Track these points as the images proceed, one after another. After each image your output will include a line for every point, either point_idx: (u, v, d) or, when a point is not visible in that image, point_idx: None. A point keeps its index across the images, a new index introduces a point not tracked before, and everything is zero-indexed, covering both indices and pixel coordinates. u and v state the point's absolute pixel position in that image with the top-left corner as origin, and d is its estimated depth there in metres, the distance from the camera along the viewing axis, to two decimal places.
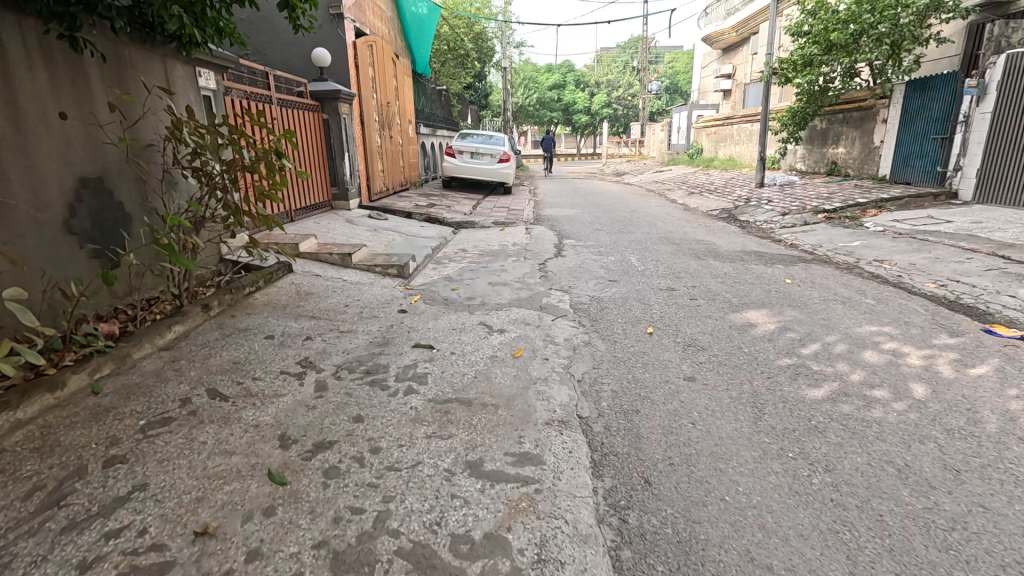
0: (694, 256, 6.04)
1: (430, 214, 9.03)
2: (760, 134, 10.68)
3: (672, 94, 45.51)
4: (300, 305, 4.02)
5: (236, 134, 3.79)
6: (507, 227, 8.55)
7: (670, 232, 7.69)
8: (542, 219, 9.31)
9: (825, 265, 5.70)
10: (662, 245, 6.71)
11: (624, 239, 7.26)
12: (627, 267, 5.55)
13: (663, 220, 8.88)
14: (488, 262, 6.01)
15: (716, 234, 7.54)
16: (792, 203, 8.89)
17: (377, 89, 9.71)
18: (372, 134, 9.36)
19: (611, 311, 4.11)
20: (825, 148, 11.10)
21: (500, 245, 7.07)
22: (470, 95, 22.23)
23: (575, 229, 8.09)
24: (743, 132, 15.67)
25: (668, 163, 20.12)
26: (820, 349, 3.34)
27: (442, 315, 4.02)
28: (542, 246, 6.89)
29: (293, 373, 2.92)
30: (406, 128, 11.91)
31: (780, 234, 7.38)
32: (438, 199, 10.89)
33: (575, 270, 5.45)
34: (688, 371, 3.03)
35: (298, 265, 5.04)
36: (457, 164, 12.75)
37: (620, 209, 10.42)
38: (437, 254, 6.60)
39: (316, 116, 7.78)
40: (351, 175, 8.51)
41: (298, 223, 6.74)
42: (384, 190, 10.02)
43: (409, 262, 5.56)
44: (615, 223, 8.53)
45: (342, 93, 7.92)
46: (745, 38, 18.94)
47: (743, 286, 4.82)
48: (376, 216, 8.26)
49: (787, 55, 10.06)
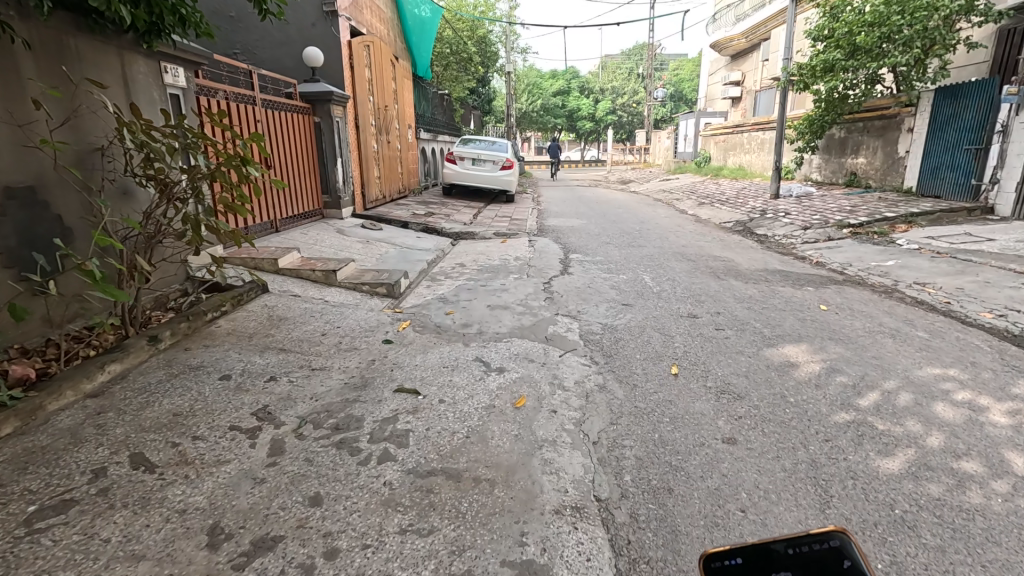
0: (713, 275, 5.53)
1: (427, 224, 8.53)
2: (776, 143, 10.17)
3: (676, 101, 45.15)
4: (270, 334, 3.49)
5: (198, 137, 3.26)
6: (509, 239, 8.03)
7: (684, 246, 7.17)
8: (546, 230, 8.80)
9: (860, 287, 5.17)
10: (677, 262, 6.20)
11: (635, 253, 6.74)
12: (641, 287, 5.02)
13: (675, 233, 8.37)
14: (488, 280, 5.49)
15: (734, 250, 7.02)
16: (812, 216, 8.37)
17: (375, 93, 9.27)
18: (368, 138, 8.89)
19: (627, 344, 3.58)
20: (844, 158, 10.57)
21: (502, 259, 6.55)
22: (472, 100, 21.84)
23: (582, 242, 7.57)
24: (754, 141, 15.15)
25: (675, 171, 19.61)
26: (880, 399, 2.80)
27: (433, 347, 3.50)
28: (547, 261, 6.38)
29: (245, 430, 2.39)
30: (405, 133, 11.47)
31: (803, 250, 6.85)
32: (437, 207, 10.39)
33: (584, 291, 4.93)
34: (726, 431, 2.49)
35: (275, 284, 4.53)
36: (458, 171, 12.27)
37: (629, 220, 9.91)
38: (433, 269, 6.09)
39: (306, 119, 7.30)
40: (344, 182, 8.03)
41: (283, 234, 6.24)
42: (381, 198, 9.57)
43: (401, 281, 5.05)
44: (625, 236, 8.02)
45: (335, 95, 7.45)
46: (756, 44, 18.46)
47: (773, 313, 4.29)
48: (370, 226, 7.76)
49: (806, 61, 9.58)
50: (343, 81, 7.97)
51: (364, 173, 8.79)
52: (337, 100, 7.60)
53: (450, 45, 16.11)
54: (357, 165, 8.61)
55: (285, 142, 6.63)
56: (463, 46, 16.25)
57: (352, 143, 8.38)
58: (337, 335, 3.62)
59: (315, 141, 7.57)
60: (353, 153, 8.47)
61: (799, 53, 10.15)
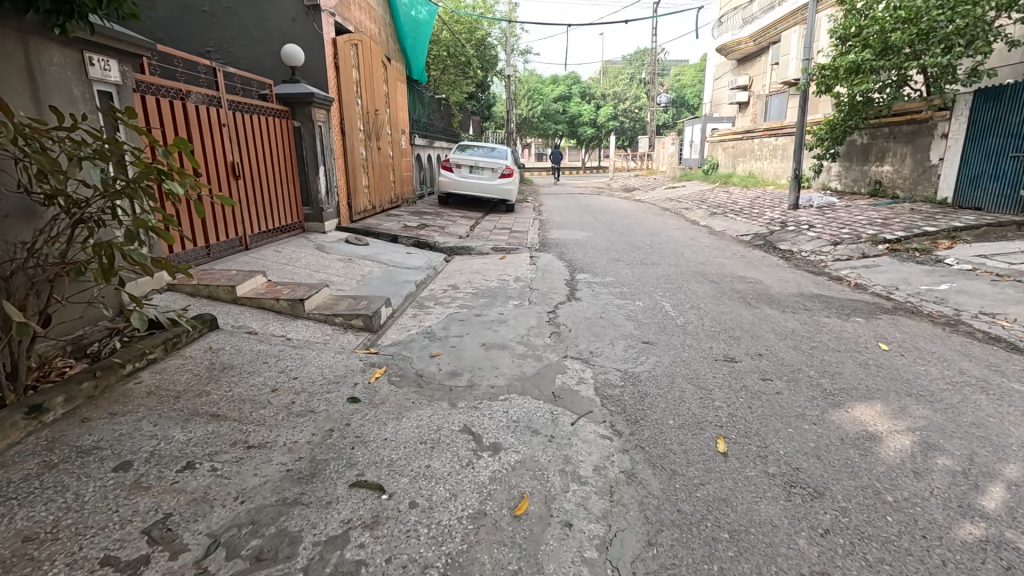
0: (743, 303, 4.80)
1: (419, 238, 7.81)
2: (796, 150, 9.47)
3: (679, 107, 44.65)
4: (204, 393, 2.75)
5: (106, 142, 2.51)
6: (509, 255, 7.31)
7: (702, 264, 6.46)
8: (549, 244, 8.09)
9: (916, 317, 4.45)
10: (698, 285, 5.49)
11: (649, 274, 6.03)
12: (662, 318, 4.30)
13: (691, 248, 7.67)
14: (484, 307, 4.77)
15: (759, 268, 6.31)
16: (840, 229, 7.67)
17: (364, 96, 8.61)
18: (355, 145, 8.19)
19: (656, 405, 2.84)
20: (868, 166, 9.87)
21: (500, 280, 5.83)
22: (471, 106, 21.27)
23: (589, 259, 6.85)
24: (766, 148, 14.46)
25: (681, 178, 18.94)
26: (1009, 499, 2.06)
27: (410, 410, 2.76)
28: (550, 282, 5.66)
29: (124, 566, 1.65)
30: (398, 139, 10.80)
31: (837, 269, 6.14)
32: (431, 219, 9.68)
33: (597, 323, 4.21)
34: (814, 561, 1.75)
35: (230, 318, 3.81)
36: (455, 179, 11.59)
37: (638, 232, 9.21)
38: (422, 293, 5.36)
39: (283, 123, 6.63)
40: (327, 192, 7.34)
41: (253, 252, 5.52)
42: (370, 209, 8.88)
43: (381, 311, 4.32)
44: (636, 251, 7.30)
45: (316, 96, 6.77)
46: (765, 47, 17.84)
47: (826, 354, 3.56)
48: (356, 241, 7.05)
49: (828, 61, 8.91)
50: (328, 82, 7.31)
51: (352, 182, 8.11)
52: (319, 103, 6.93)
53: (448, 48, 15.60)
54: (343, 173, 7.93)
55: (256, 149, 5.94)
56: (462, 49, 15.89)
57: (337, 150, 7.70)
58: (291, 391, 2.88)
59: (294, 147, 6.89)
60: (339, 161, 7.79)
61: (819, 54, 9.51)
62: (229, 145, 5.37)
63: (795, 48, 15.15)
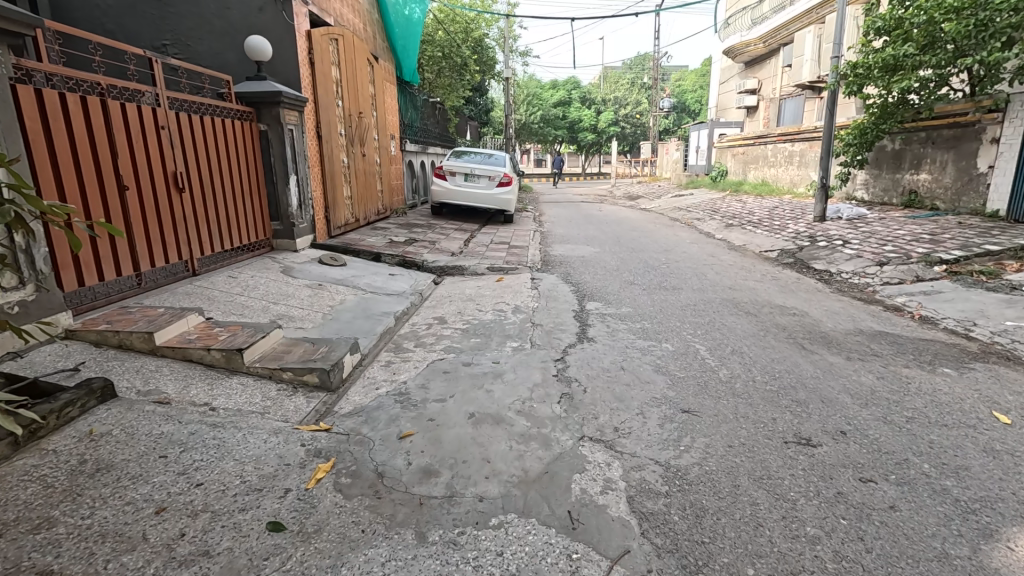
0: (795, 345, 3.90)
1: (406, 256, 6.91)
2: (823, 156, 8.60)
3: (679, 112, 43.91)
4: (44, 525, 1.83)
5: None
6: (507, 276, 6.42)
7: (730, 290, 5.57)
8: (552, 262, 7.19)
9: (1020, 367, 3.54)
10: (733, 319, 4.59)
11: (672, 302, 5.14)
12: (701, 372, 3.40)
13: (712, 268, 6.78)
14: (476, 352, 3.86)
15: (799, 296, 5.42)
16: (881, 246, 6.80)
17: (346, 97, 7.76)
18: (334, 151, 7.30)
19: (723, 535, 1.92)
20: (900, 174, 9.00)
21: (496, 311, 4.92)
22: (467, 111, 20.44)
23: (600, 282, 5.95)
24: (780, 154, 13.58)
25: (688, 186, 18.09)
26: None
27: (355, 549, 1.84)
28: (556, 313, 4.76)
29: None
30: (387, 145, 9.95)
31: (891, 297, 5.25)
32: (421, 232, 8.78)
33: (620, 378, 3.30)
34: None
35: (137, 380, 2.90)
36: (448, 188, 10.71)
37: (650, 247, 8.32)
38: (401, 330, 4.46)
39: (244, 125, 5.74)
40: (299, 205, 6.45)
41: (200, 281, 4.61)
42: (352, 223, 8.01)
43: (344, 361, 3.42)
44: (651, 272, 6.41)
45: (285, 95, 5.89)
46: (775, 49, 17.02)
47: (933, 433, 2.65)
48: (330, 262, 6.14)
49: (861, 58, 8.06)
50: (301, 80, 6.46)
51: (331, 193, 7.23)
52: (289, 103, 6.06)
53: (442, 48, 14.67)
54: (321, 182, 7.06)
55: (208, 156, 5.07)
56: (457, 48, 14.94)
57: (313, 157, 6.83)
58: (186, 513, 1.96)
59: (258, 154, 6.01)
60: (316, 169, 6.92)
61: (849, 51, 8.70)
62: (168, 152, 4.49)
63: (809, 49, 14.31)
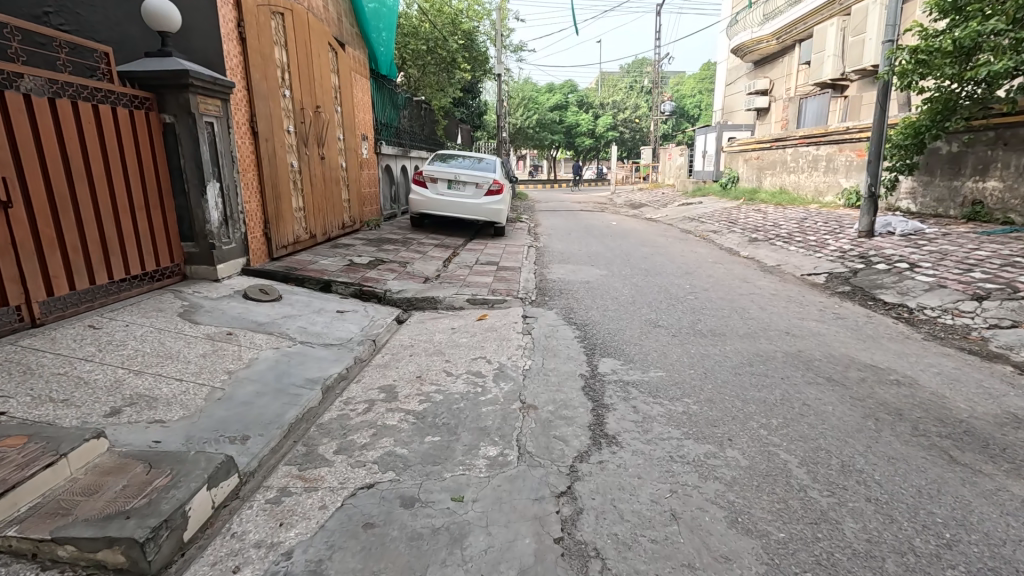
0: (937, 453, 2.48)
1: (364, 286, 5.45)
2: (872, 160, 7.23)
3: (678, 117, 42.78)
4: None
5: None
6: (491, 313, 4.96)
7: (790, 338, 4.14)
8: (550, 292, 5.75)
9: None
10: (814, 392, 3.16)
11: (716, 359, 3.70)
12: (814, 528, 1.95)
13: (752, 300, 5.36)
14: (428, 470, 2.38)
15: (885, 346, 4.00)
16: (963, 272, 5.40)
17: (296, 86, 6.36)
18: (276, 151, 5.83)
19: None
20: (958, 181, 7.65)
21: (470, 376, 3.46)
22: (456, 113, 19.03)
23: (613, 325, 4.50)
24: (802, 159, 12.18)
25: (695, 194, 16.71)
26: None
27: None
28: (556, 382, 3.29)
29: None
30: (355, 146, 8.53)
31: (1014, 351, 3.84)
32: (391, 250, 7.32)
33: (674, 550, 1.84)
34: None
35: None
36: (429, 197, 9.29)
37: (667, 268, 6.90)
38: (326, 415, 2.99)
39: (137, 115, 4.28)
40: (221, 220, 5.00)
41: (33, 340, 3.15)
42: (304, 240, 6.56)
43: (189, 510, 1.97)
44: (677, 308, 4.97)
45: (194, 76, 4.45)
46: (791, 46, 15.75)
47: None
48: (258, 296, 4.68)
49: (924, 41, 6.75)
50: (226, 60, 5.05)
51: (272, 203, 5.79)
52: (201, 87, 4.62)
53: (427, 41, 13.39)
54: (259, 191, 5.61)
55: (67, 156, 3.62)
56: (445, 41, 13.56)
57: (247, 159, 5.39)
58: None
59: (161, 153, 4.55)
60: (253, 173, 5.48)
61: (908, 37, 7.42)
62: None
63: (830, 44, 13.00)
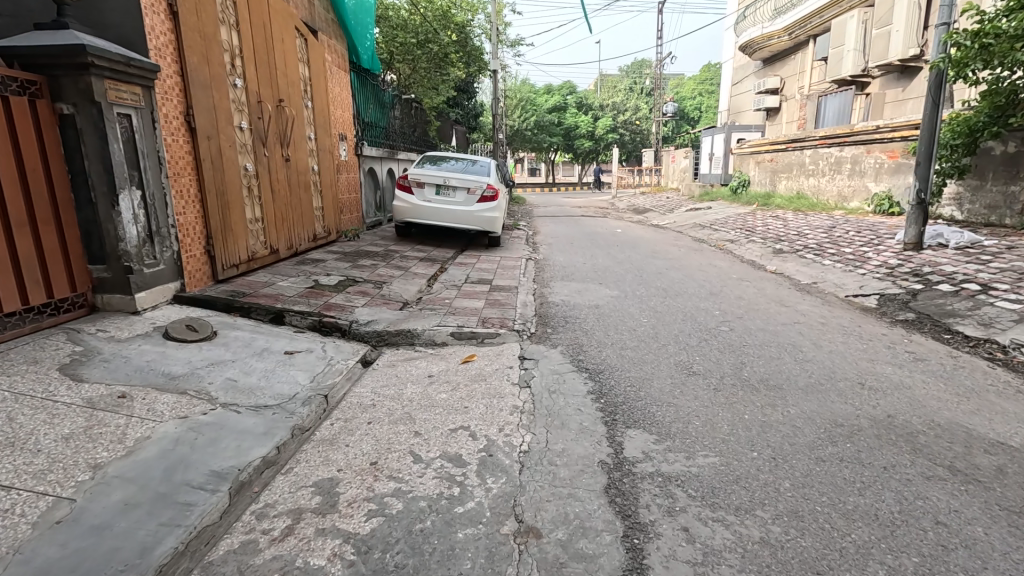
0: None
1: (326, 316, 4.45)
2: (922, 162, 6.28)
3: (679, 119, 42.06)
4: None
5: None
6: (480, 353, 3.97)
7: (867, 395, 3.16)
8: (552, 320, 4.78)
9: None
10: (941, 495, 2.18)
11: (782, 430, 2.72)
12: None
13: (799, 332, 4.40)
14: None
15: (997, 407, 3.03)
16: None
17: (250, 74, 5.36)
18: (220, 151, 4.82)
19: None
20: (1017, 187, 6.71)
21: (444, 464, 2.47)
22: (450, 114, 18.09)
23: (636, 373, 3.52)
24: (823, 161, 11.26)
25: (703, 198, 15.77)
26: None
27: None
28: (566, 479, 2.31)
29: None
30: (331, 146, 7.55)
31: None
32: (368, 267, 6.33)
33: None
34: None
35: None
36: (416, 203, 8.32)
37: (687, 288, 5.93)
38: (222, 543, 1.99)
39: (16, 102, 3.28)
40: (143, 237, 4.00)
41: None
42: (262, 256, 5.57)
43: None
44: (711, 347, 4.00)
45: (94, 52, 3.45)
46: (805, 41, 14.84)
47: None
48: (184, 334, 3.68)
49: (985, 25, 5.85)
50: (150, 38, 4.05)
51: (217, 213, 4.79)
52: (108, 69, 3.61)
53: (417, 34, 12.42)
54: (199, 198, 4.59)
55: None
56: (437, 34, 12.52)
57: (182, 160, 4.38)
58: None
59: (56, 152, 3.55)
60: (190, 178, 4.47)
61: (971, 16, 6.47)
62: None
63: (851, 38, 12.06)
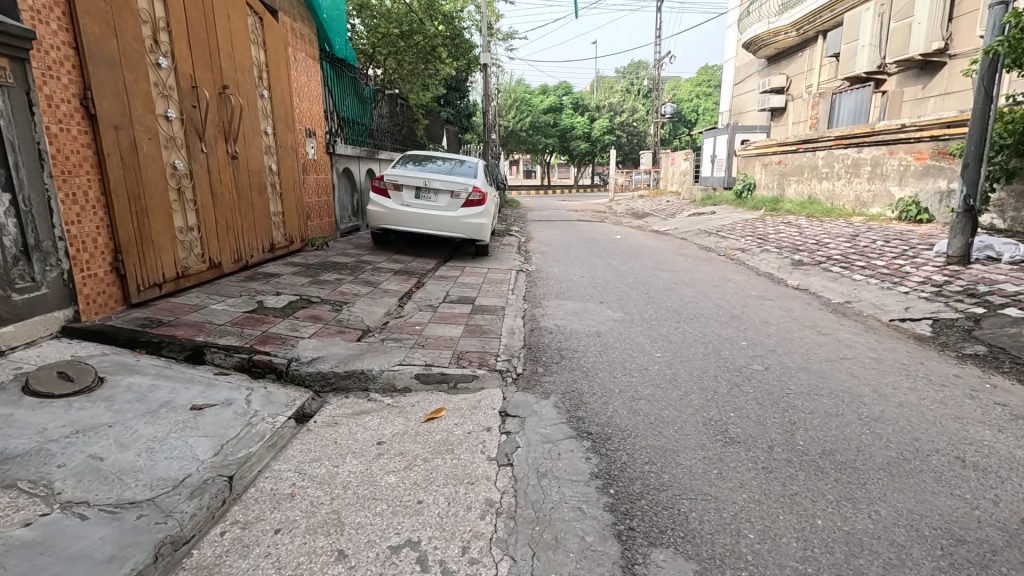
0: None
1: (258, 352, 3.52)
2: (972, 164, 5.46)
3: (677, 120, 41.31)
4: None
5: None
6: (451, 406, 3.07)
7: (975, 481, 2.29)
8: (545, 354, 3.88)
9: None
10: None
11: (880, 556, 1.84)
12: None
13: (851, 372, 3.53)
14: None
15: None
16: None
17: (181, 54, 4.45)
18: (134, 144, 3.90)
19: None
20: None
21: None
22: (440, 113, 17.19)
23: (655, 440, 2.63)
24: (838, 163, 10.46)
25: (705, 202, 14.95)
26: None
27: None
28: None
29: None
30: (294, 143, 6.64)
31: None
32: (330, 282, 5.41)
33: None
34: None
35: None
36: (393, 208, 7.41)
37: (702, 309, 5.07)
38: None
39: None
40: (12, 254, 3.07)
41: None
42: (197, 271, 4.64)
43: None
44: (746, 397, 3.12)
45: None
46: (814, 36, 14.06)
47: None
48: (51, 385, 2.77)
49: None
50: None
51: (130, 221, 3.86)
52: None
53: (401, 25, 11.48)
54: (103, 203, 3.67)
55: None
56: (423, 25, 11.58)
57: (76, 156, 3.46)
58: None
59: None
60: (88, 177, 3.55)
61: None
62: None
63: (866, 32, 11.29)
